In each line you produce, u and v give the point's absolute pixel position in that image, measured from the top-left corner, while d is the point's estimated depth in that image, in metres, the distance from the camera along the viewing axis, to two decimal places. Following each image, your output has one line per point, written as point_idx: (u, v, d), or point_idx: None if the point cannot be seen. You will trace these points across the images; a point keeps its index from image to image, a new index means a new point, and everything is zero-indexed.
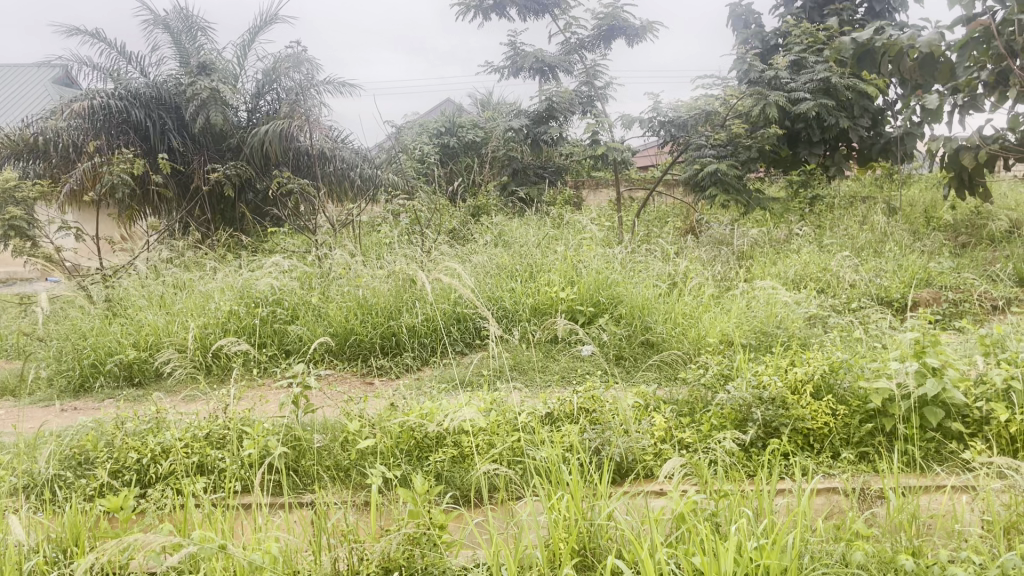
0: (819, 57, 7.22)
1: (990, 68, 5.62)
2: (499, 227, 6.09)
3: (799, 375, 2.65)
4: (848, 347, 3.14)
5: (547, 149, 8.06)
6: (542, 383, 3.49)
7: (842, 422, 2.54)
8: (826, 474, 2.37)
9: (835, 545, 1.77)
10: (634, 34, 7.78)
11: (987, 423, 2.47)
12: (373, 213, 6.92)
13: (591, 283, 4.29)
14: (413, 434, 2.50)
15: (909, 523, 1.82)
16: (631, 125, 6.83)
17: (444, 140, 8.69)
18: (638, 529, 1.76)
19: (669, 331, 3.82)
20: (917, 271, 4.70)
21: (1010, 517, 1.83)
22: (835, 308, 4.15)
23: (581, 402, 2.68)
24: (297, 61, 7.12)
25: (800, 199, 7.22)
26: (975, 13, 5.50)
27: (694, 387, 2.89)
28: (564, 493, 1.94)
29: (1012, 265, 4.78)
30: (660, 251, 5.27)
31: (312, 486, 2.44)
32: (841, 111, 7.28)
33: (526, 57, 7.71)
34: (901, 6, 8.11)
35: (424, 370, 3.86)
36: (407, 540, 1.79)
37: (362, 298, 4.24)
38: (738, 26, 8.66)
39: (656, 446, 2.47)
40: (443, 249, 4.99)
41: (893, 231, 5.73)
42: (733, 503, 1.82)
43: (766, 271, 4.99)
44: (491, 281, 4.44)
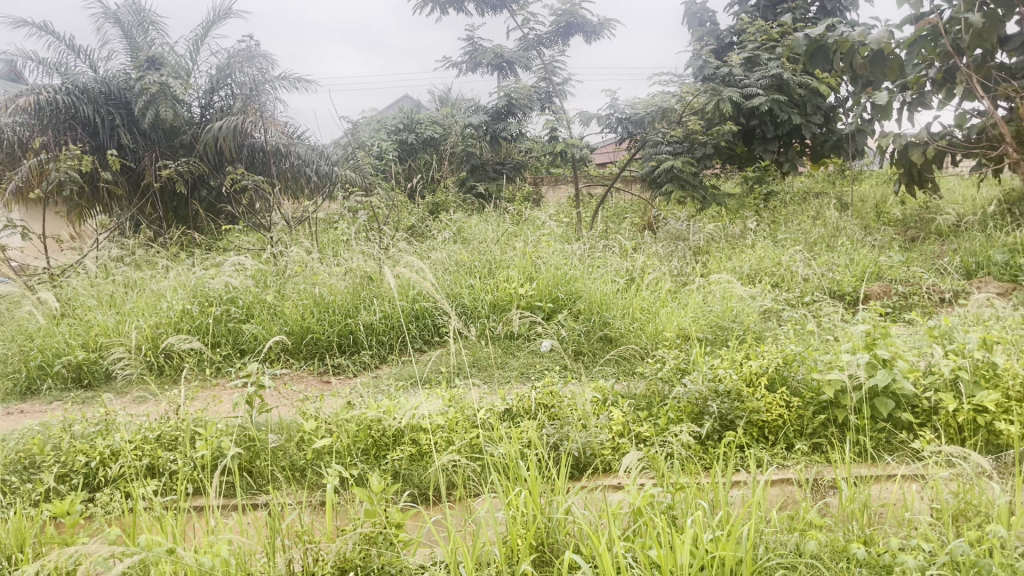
0: (772, 54, 7.31)
1: (937, 65, 5.79)
2: (457, 224, 6.07)
3: (754, 368, 2.70)
4: (801, 340, 3.19)
5: (508, 145, 8.11)
6: (502, 379, 3.49)
7: (796, 414, 2.58)
8: (779, 466, 2.40)
9: (789, 535, 1.79)
10: (591, 32, 7.79)
11: (935, 413, 2.52)
12: (330, 209, 6.85)
13: (549, 279, 4.30)
14: (370, 432, 2.49)
15: (860, 512, 1.85)
16: (588, 123, 6.84)
17: (403, 137, 8.61)
18: (596, 524, 1.77)
19: (628, 326, 3.86)
20: (867, 265, 4.79)
21: (958, 504, 1.87)
22: (789, 301, 4.22)
23: (540, 398, 2.69)
24: (250, 56, 6.79)
25: (755, 194, 7.31)
26: (922, 12, 5.65)
27: (651, 381, 2.90)
28: (521, 489, 1.94)
29: (959, 259, 4.89)
30: (617, 247, 5.30)
31: (266, 487, 2.41)
32: (794, 108, 7.38)
33: (485, 53, 7.67)
34: (852, 5, 8.26)
35: (381, 368, 3.82)
36: (363, 540, 1.77)
37: (318, 296, 4.19)
38: (693, 24, 8.74)
39: (614, 441, 2.49)
40: (402, 246, 4.94)
41: (845, 226, 5.84)
42: (688, 496, 1.83)
43: (721, 266, 5.05)
44: (450, 278, 4.41)
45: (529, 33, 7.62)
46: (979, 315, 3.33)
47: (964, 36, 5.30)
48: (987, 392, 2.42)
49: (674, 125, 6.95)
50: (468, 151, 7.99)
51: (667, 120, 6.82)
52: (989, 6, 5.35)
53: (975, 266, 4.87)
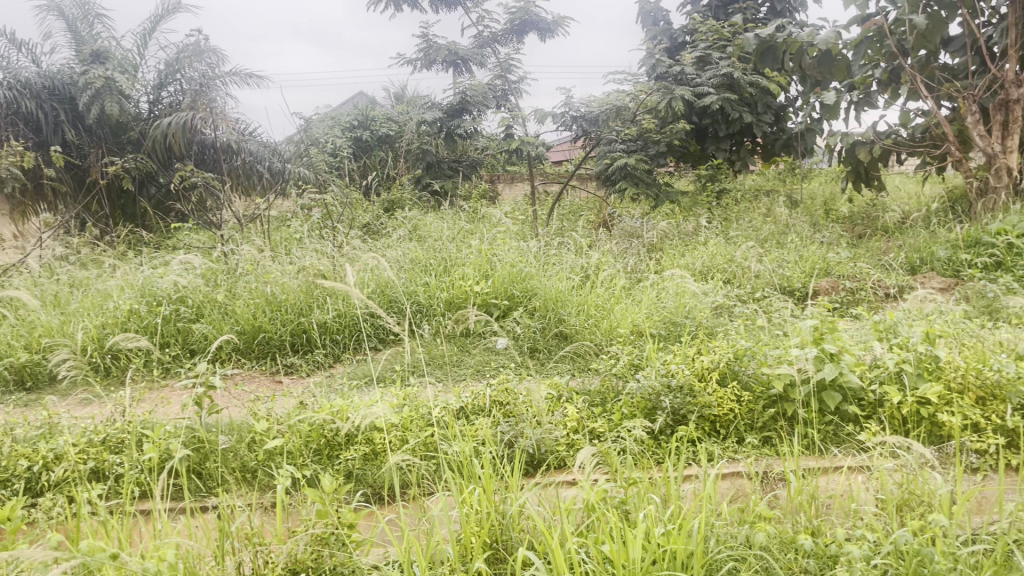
0: (723, 53, 7.41)
1: (883, 66, 5.93)
2: (412, 223, 6.05)
3: (705, 363, 2.74)
4: (752, 335, 3.25)
5: (464, 142, 8.08)
6: (457, 377, 3.48)
7: (746, 409, 2.62)
8: (730, 459, 2.44)
9: (739, 527, 1.81)
10: (546, 30, 7.75)
11: (881, 405, 2.59)
12: (283, 207, 6.76)
13: (505, 277, 4.30)
14: (324, 432, 2.46)
15: (808, 504, 1.89)
16: (544, 120, 6.85)
17: (357, 134, 8.54)
18: (550, 520, 1.77)
19: (583, 323, 3.88)
20: (816, 262, 4.88)
21: (902, 495, 1.91)
22: (740, 297, 4.28)
23: (495, 395, 2.69)
24: (199, 51, 6.41)
25: (708, 192, 7.39)
26: (868, 13, 5.78)
27: (605, 377, 2.92)
28: (475, 487, 1.93)
29: (904, 255, 5.02)
30: (572, 245, 5.33)
31: (216, 489, 2.37)
32: (744, 106, 7.51)
33: (439, 50, 7.61)
34: (801, 6, 8.41)
35: (335, 367, 3.78)
36: (315, 541, 1.76)
37: (270, 295, 4.13)
38: (646, 22, 8.81)
39: (568, 437, 2.51)
40: (357, 244, 4.89)
41: (794, 223, 5.95)
42: (641, 491, 1.85)
43: (675, 263, 5.11)
44: (405, 276, 4.38)
45: (484, 31, 7.58)
46: (922, 310, 3.43)
47: (908, 37, 5.44)
48: (930, 385, 2.48)
49: (628, 123, 7.00)
50: (423, 148, 7.94)
51: (621, 119, 6.83)
52: (932, 7, 5.49)
53: (919, 262, 4.99)
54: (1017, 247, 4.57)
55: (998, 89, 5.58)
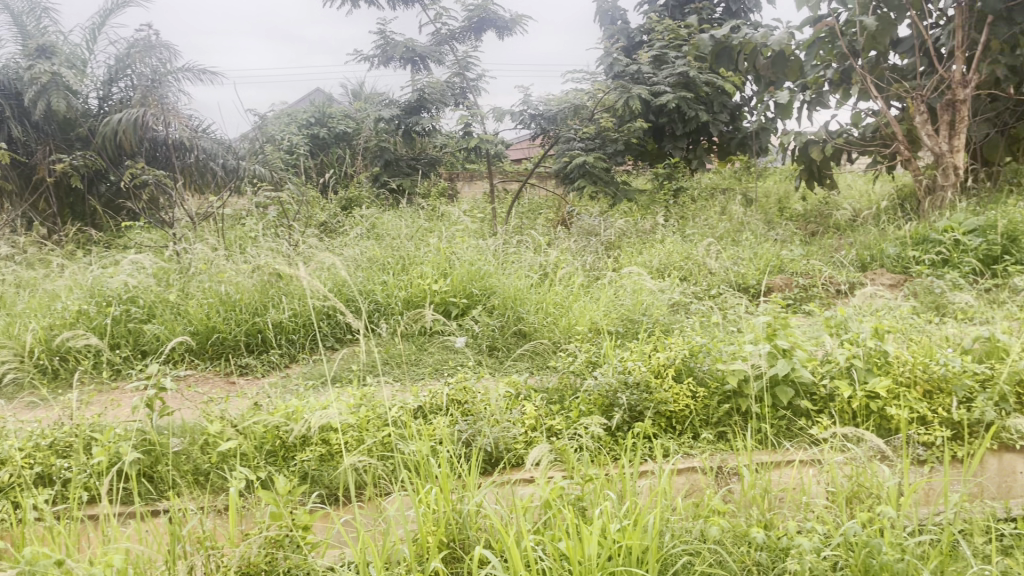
0: (679, 53, 7.50)
1: (835, 66, 6.04)
2: (369, 220, 6.01)
3: (661, 360, 2.77)
4: (708, 332, 3.29)
5: (422, 140, 8.04)
6: (415, 376, 3.46)
7: (701, 404, 2.66)
8: (686, 454, 2.47)
9: (694, 521, 1.83)
10: (504, 28, 7.74)
11: (831, 400, 2.63)
12: (238, 205, 6.67)
13: (463, 274, 4.28)
14: (278, 433, 2.43)
15: (760, 497, 1.92)
16: (502, 118, 6.85)
17: (314, 131, 8.43)
18: (506, 519, 1.77)
19: (541, 321, 3.89)
20: (770, 259, 4.94)
21: (852, 487, 1.95)
22: (696, 294, 4.33)
23: (453, 394, 2.69)
24: (150, 45, 6.14)
25: (666, 190, 7.36)
26: (820, 15, 5.88)
27: (563, 374, 2.93)
28: (432, 486, 1.92)
29: (855, 252, 5.12)
30: (531, 243, 5.34)
31: (167, 493, 2.32)
32: (700, 105, 7.60)
33: (396, 47, 7.56)
34: (755, 6, 8.53)
35: (291, 367, 3.74)
36: (268, 544, 1.75)
37: (224, 294, 4.07)
38: (604, 21, 8.85)
39: (526, 435, 2.51)
40: (314, 242, 4.84)
41: (749, 221, 6.03)
42: (597, 487, 1.86)
43: (632, 261, 5.15)
44: (362, 274, 4.35)
45: (442, 28, 7.53)
46: (872, 305, 3.50)
47: (859, 38, 5.55)
48: (879, 379, 2.54)
49: (586, 122, 7.02)
50: (381, 146, 7.89)
51: (579, 118, 6.85)
52: (881, 9, 5.61)
53: (870, 259, 5.09)
54: (963, 243, 4.69)
55: (945, 91, 5.72)
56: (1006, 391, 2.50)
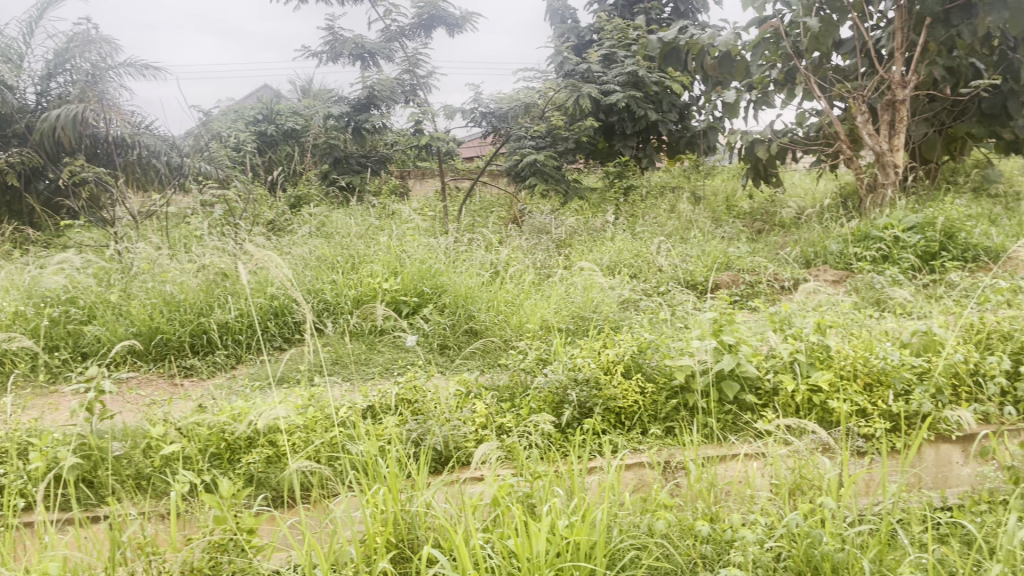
0: (628, 52, 7.58)
1: (779, 66, 6.16)
2: (318, 218, 5.95)
3: (610, 357, 2.79)
4: (656, 328, 3.33)
5: (372, 137, 7.97)
6: (365, 376, 3.42)
7: (650, 400, 2.69)
8: (634, 450, 2.50)
9: (642, 516, 1.85)
10: (454, 25, 7.70)
11: (776, 394, 2.68)
12: (183, 203, 6.54)
13: (413, 273, 4.25)
14: (223, 435, 2.39)
15: (706, 491, 1.95)
16: (453, 116, 6.83)
17: (262, 128, 8.29)
18: (455, 518, 1.77)
19: (491, 319, 3.89)
20: (718, 256, 5.01)
21: (794, 479, 1.99)
22: (646, 291, 4.38)
23: (402, 393, 2.67)
24: (88, 39, 6.03)
25: (616, 188, 7.43)
26: (765, 16, 5.99)
27: (514, 372, 2.94)
28: (381, 486, 1.91)
29: (799, 249, 5.23)
30: (482, 240, 5.34)
31: (108, 499, 2.27)
32: (649, 104, 7.69)
33: (345, 43, 7.49)
34: (703, 7, 8.64)
35: (237, 368, 3.67)
36: (212, 548, 1.72)
37: (168, 294, 3.99)
38: (554, 20, 8.88)
39: (477, 433, 2.51)
40: (261, 241, 4.76)
41: (697, 218, 6.12)
42: (546, 484, 1.87)
43: (583, 258, 5.18)
44: (311, 273, 4.30)
45: (392, 25, 7.47)
46: (816, 301, 3.58)
47: (803, 39, 5.67)
48: (821, 373, 2.59)
49: (537, 120, 7.04)
50: (330, 143, 7.80)
51: (530, 116, 6.86)
52: (824, 11, 5.73)
53: (813, 255, 5.20)
54: (902, 240, 4.81)
55: (885, 91, 5.87)
56: (941, 383, 2.58)
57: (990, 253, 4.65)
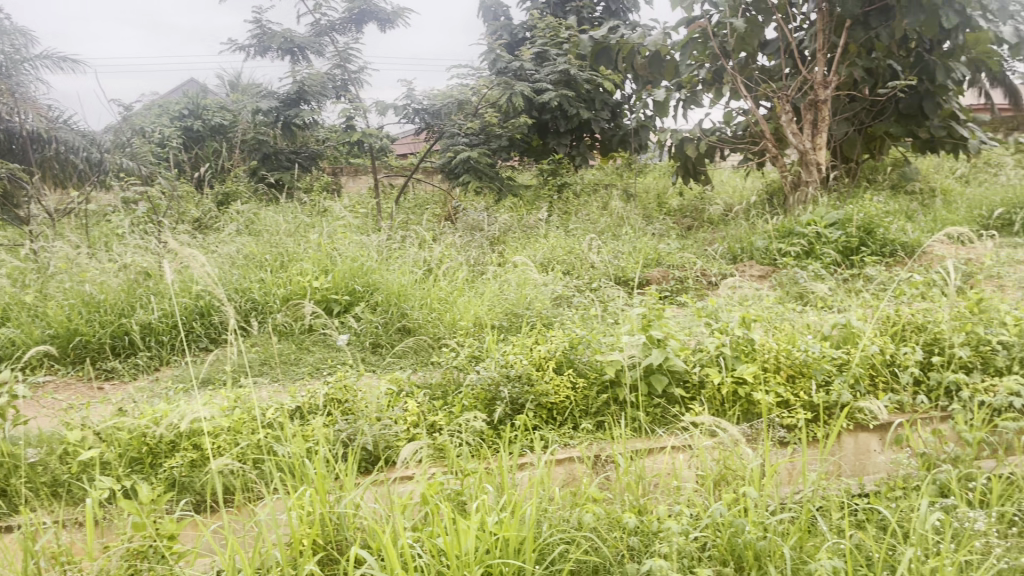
0: (559, 51, 7.64)
1: (707, 66, 6.28)
2: (246, 216, 5.83)
3: (542, 353, 2.80)
4: (587, 324, 3.37)
5: (302, 133, 7.85)
6: (294, 376, 3.36)
7: (581, 395, 2.71)
8: (565, 445, 2.53)
9: (570, 510, 1.87)
10: (385, 20, 7.62)
11: (702, 387, 2.73)
12: (104, 201, 6.32)
13: (345, 271, 4.20)
14: (145, 440, 2.32)
15: (634, 483, 1.98)
16: (385, 112, 6.75)
17: (188, 123, 8.04)
18: (385, 517, 1.76)
19: (425, 316, 3.87)
20: (648, 252, 5.08)
21: (719, 470, 2.04)
22: (578, 287, 4.41)
23: (332, 393, 2.63)
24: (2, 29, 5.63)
25: (550, 185, 7.46)
26: (694, 16, 6.10)
27: (446, 370, 2.92)
28: (308, 488, 1.88)
29: (726, 245, 5.35)
30: (415, 238, 5.31)
31: (22, 508, 2.18)
32: (581, 102, 7.76)
33: (273, 37, 7.34)
34: (634, 7, 8.75)
35: (161, 370, 3.57)
36: (130, 556, 1.70)
37: (87, 294, 3.86)
38: (487, 16, 8.86)
39: (408, 432, 2.49)
40: (187, 239, 4.64)
41: (628, 216, 6.19)
42: (476, 481, 1.88)
43: (516, 255, 5.19)
44: (238, 272, 4.20)
45: (321, 19, 7.36)
46: (742, 296, 3.66)
47: (730, 39, 5.79)
48: (746, 365, 2.65)
49: (470, 117, 7.03)
50: (259, 139, 7.64)
51: (464, 113, 6.93)
52: (749, 12, 5.87)
53: (740, 251, 5.32)
54: (824, 235, 4.97)
55: (807, 91, 6.04)
56: (859, 374, 2.67)
57: (907, 248, 4.83)
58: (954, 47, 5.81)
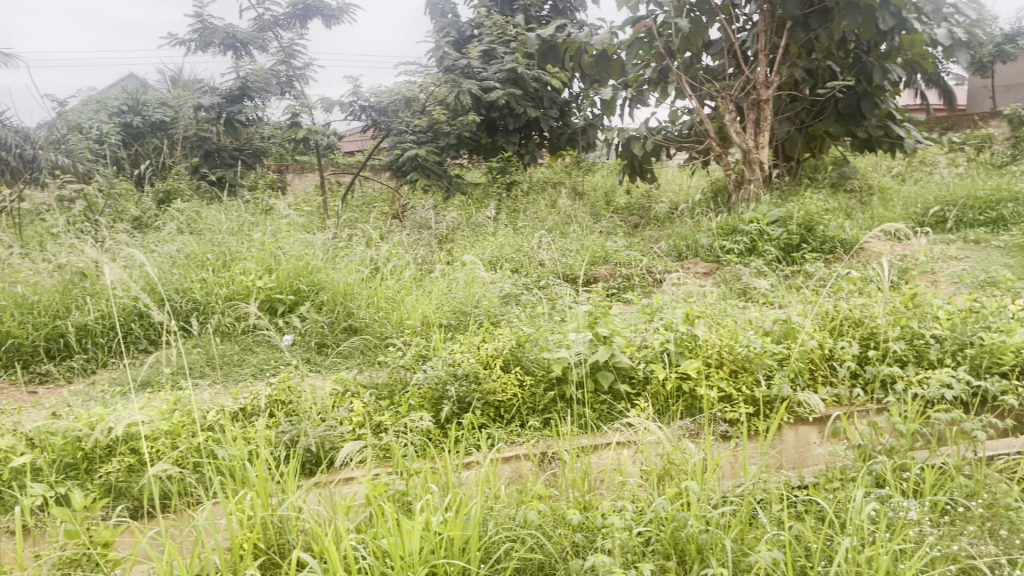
0: (507, 49, 7.65)
1: (653, 66, 6.35)
2: (188, 214, 5.70)
3: (489, 351, 2.80)
4: (534, 321, 3.38)
5: (247, 130, 7.71)
6: (236, 378, 3.30)
7: (528, 392, 2.71)
8: (512, 443, 2.53)
9: (516, 508, 1.88)
10: (330, 17, 7.54)
11: (648, 382, 2.76)
12: (39, 199, 6.12)
13: (289, 269, 4.14)
14: (79, 445, 2.26)
15: (580, 480, 1.99)
16: (331, 109, 6.68)
17: (126, 119, 7.71)
18: (328, 519, 1.75)
19: (371, 316, 3.82)
20: (596, 250, 5.10)
21: (663, 464, 2.07)
22: (526, 285, 4.42)
23: (275, 394, 2.59)
24: None
25: (498, 183, 7.45)
26: (640, 15, 6.15)
27: (392, 369, 2.90)
28: (249, 491, 1.86)
29: (671, 243, 5.42)
30: (361, 236, 5.25)
31: None
32: (529, 101, 7.78)
33: (215, 32, 7.20)
34: (580, 6, 8.79)
35: (99, 373, 3.48)
36: (62, 564, 1.67)
37: (19, 295, 3.74)
38: (434, 14, 8.82)
39: (354, 432, 2.46)
40: (125, 238, 4.52)
41: (575, 214, 6.22)
42: (421, 481, 1.87)
43: (464, 253, 5.17)
44: (179, 272, 4.11)
45: (265, 15, 7.27)
46: (687, 294, 3.70)
47: (675, 39, 5.87)
48: (690, 361, 2.69)
49: (418, 114, 6.98)
50: (201, 136, 7.48)
51: (410, 110, 6.95)
52: (693, 13, 5.95)
53: (685, 249, 5.38)
54: (767, 233, 5.04)
55: (750, 91, 6.14)
56: (800, 368, 2.73)
57: (845, 245, 4.95)
58: (891, 48, 5.97)
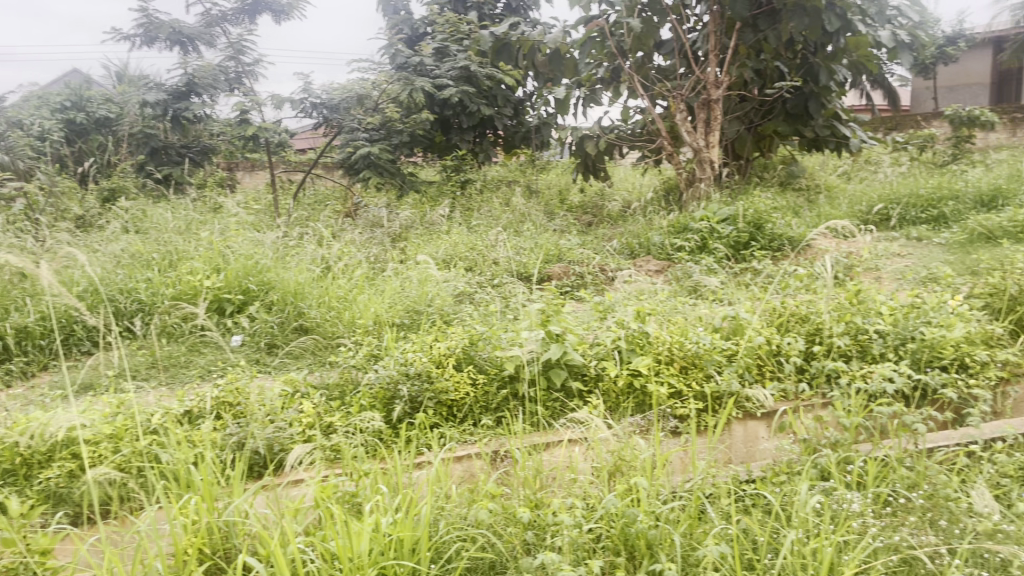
0: (460, 47, 7.62)
1: (605, 65, 6.39)
2: (134, 212, 5.57)
3: (442, 350, 2.78)
4: (487, 320, 3.37)
5: (195, 127, 7.37)
6: (183, 380, 3.23)
7: (481, 391, 2.71)
8: (464, 442, 2.52)
9: (467, 507, 1.87)
10: (280, 12, 7.44)
11: (600, 379, 2.78)
12: None
13: (238, 269, 4.07)
14: (17, 451, 2.19)
15: (531, 478, 1.99)
16: (282, 106, 6.59)
17: (69, 116, 7.53)
18: (275, 522, 1.72)
19: (322, 315, 3.77)
20: (549, 248, 5.12)
21: (614, 461, 2.07)
22: (480, 283, 4.41)
23: (223, 396, 2.55)
24: None
25: (451, 182, 7.42)
26: (591, 15, 6.18)
27: (344, 369, 2.87)
28: (194, 495, 1.82)
29: (623, 241, 5.46)
30: (313, 235, 5.19)
31: None
32: (482, 99, 7.76)
33: (161, 27, 7.05)
34: (534, 4, 8.80)
35: (40, 376, 3.38)
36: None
37: None
38: (387, 11, 8.75)
39: (304, 433, 2.43)
40: (67, 238, 4.40)
41: (529, 212, 6.24)
42: (371, 482, 1.86)
43: (417, 252, 5.14)
44: (124, 272, 4.02)
45: (212, 10, 7.14)
46: (639, 291, 3.73)
47: (627, 39, 5.91)
48: (641, 358, 2.71)
49: (370, 111, 6.91)
50: (147, 133, 7.32)
51: (364, 107, 6.84)
52: (645, 13, 6.00)
53: (637, 246, 5.42)
54: (717, 231, 5.10)
55: (700, 91, 6.22)
56: (748, 363, 2.77)
57: (793, 243, 5.05)
58: (836, 49, 6.09)
